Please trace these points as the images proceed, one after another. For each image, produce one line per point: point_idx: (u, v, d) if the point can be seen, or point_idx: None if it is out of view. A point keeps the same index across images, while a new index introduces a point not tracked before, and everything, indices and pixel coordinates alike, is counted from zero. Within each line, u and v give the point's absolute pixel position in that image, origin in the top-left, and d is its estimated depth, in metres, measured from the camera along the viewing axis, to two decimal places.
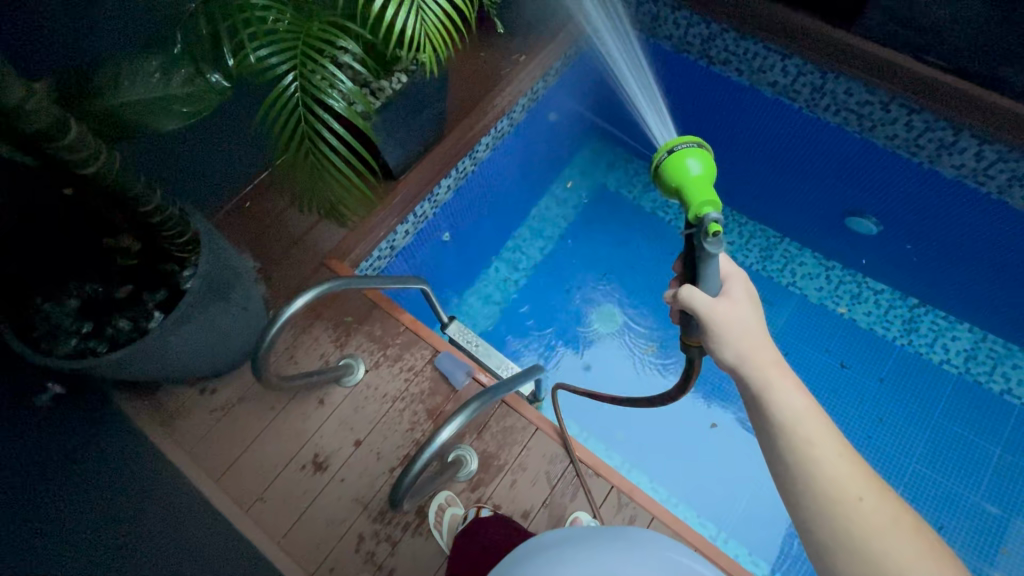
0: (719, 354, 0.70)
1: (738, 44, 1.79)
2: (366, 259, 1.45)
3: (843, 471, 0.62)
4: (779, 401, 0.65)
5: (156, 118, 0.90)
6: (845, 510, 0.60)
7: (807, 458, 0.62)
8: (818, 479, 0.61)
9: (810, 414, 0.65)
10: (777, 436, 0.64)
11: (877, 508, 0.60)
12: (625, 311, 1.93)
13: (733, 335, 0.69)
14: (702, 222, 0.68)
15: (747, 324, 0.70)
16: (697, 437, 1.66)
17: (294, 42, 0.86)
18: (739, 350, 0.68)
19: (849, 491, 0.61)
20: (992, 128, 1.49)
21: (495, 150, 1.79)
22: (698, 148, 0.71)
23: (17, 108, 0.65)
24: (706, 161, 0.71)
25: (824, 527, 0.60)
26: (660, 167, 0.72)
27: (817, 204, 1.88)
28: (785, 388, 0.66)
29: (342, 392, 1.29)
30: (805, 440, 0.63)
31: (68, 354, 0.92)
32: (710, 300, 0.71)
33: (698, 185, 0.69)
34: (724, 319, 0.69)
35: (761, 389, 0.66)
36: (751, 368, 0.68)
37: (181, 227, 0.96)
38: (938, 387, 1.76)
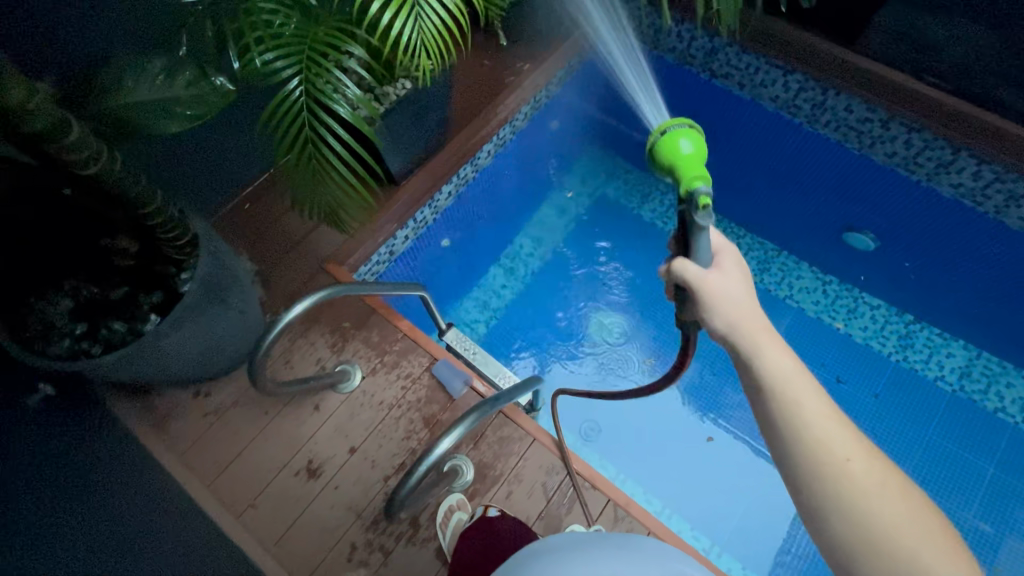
0: (708, 322, 0.66)
1: (740, 58, 1.80)
2: (364, 264, 1.44)
3: (832, 434, 0.60)
4: (769, 367, 0.63)
5: (159, 120, 0.92)
6: (834, 471, 0.58)
7: (797, 423, 0.60)
8: (807, 443, 0.60)
9: (801, 378, 0.63)
10: (769, 401, 0.62)
11: (867, 468, 0.59)
12: (623, 321, 1.93)
13: (723, 306, 0.65)
14: (692, 195, 0.64)
15: (739, 297, 0.66)
16: (693, 449, 1.66)
17: (299, 47, 0.86)
18: (729, 318, 0.65)
19: (836, 452, 0.59)
20: (990, 149, 1.50)
21: (497, 157, 1.79)
22: (690, 128, 0.67)
23: (18, 107, 0.65)
24: (697, 142, 0.67)
25: (813, 490, 0.59)
26: (652, 148, 0.68)
27: (816, 219, 1.89)
28: (776, 352, 0.64)
29: (337, 399, 1.27)
30: (795, 403, 0.61)
31: (61, 355, 0.90)
32: (701, 271, 0.66)
33: (689, 160, 0.65)
34: (715, 289, 0.66)
35: (751, 355, 0.64)
36: (741, 338, 0.65)
37: (180, 229, 0.94)
38: (933, 404, 1.76)
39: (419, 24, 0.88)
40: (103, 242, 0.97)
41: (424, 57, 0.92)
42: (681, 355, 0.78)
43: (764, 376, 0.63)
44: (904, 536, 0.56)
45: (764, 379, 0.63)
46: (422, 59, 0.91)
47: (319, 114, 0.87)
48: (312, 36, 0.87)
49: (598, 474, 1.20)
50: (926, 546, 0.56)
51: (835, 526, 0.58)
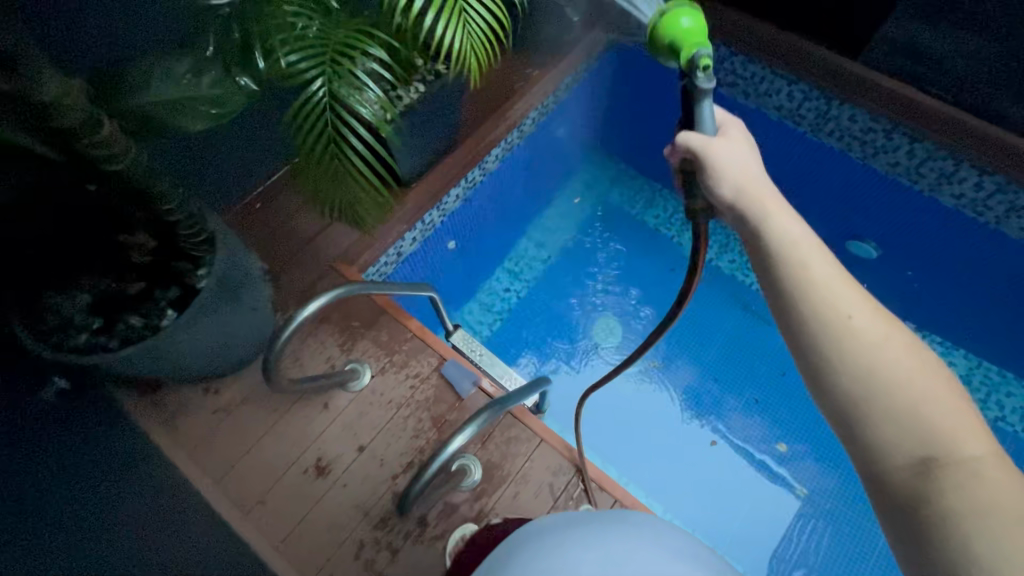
0: (716, 191, 0.65)
1: (746, 68, 1.83)
2: (373, 265, 1.46)
3: (838, 293, 0.60)
4: (778, 235, 0.62)
5: (181, 119, 0.84)
6: (841, 326, 0.58)
7: (805, 284, 0.60)
8: (814, 300, 0.59)
9: (808, 243, 0.63)
10: (778, 267, 0.62)
11: (872, 326, 0.58)
12: (625, 325, 1.94)
13: (731, 173, 0.64)
14: (691, 61, 0.63)
15: (745, 164, 0.65)
16: (696, 453, 1.66)
17: (322, 50, 0.88)
18: (736, 182, 0.64)
19: (841, 309, 0.59)
20: (990, 161, 1.54)
21: (505, 161, 1.81)
22: (689, 6, 0.66)
23: (53, 102, 0.69)
24: (699, 20, 0.67)
25: (820, 343, 0.58)
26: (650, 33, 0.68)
27: (819, 227, 1.90)
28: (783, 219, 0.64)
29: (346, 397, 1.28)
30: (802, 269, 0.61)
31: (78, 349, 0.91)
32: (706, 139, 0.64)
33: (689, 33, 0.65)
34: (721, 154, 0.64)
35: (759, 224, 0.63)
36: (747, 205, 0.64)
37: (197, 224, 0.98)
38: None
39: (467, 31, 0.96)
40: (121, 238, 0.97)
41: (476, 58, 1.00)
42: (687, 277, 0.75)
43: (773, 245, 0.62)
44: (908, 384, 0.55)
45: (774, 248, 0.62)
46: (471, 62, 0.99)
47: (343, 113, 0.89)
48: (335, 39, 0.89)
49: (605, 475, 1.21)
50: (928, 395, 0.55)
51: (843, 382, 0.56)
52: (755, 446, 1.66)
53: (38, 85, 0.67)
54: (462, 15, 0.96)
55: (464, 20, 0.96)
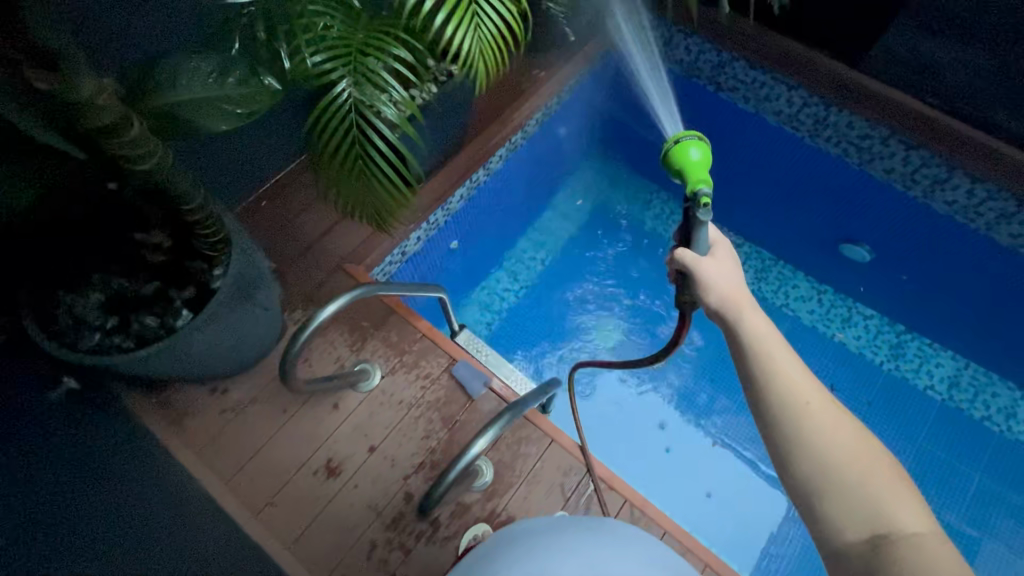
0: (703, 299, 0.71)
1: (747, 73, 1.86)
2: (379, 265, 1.40)
3: (797, 379, 0.63)
4: (748, 328, 0.67)
5: (206, 120, 0.86)
6: (798, 411, 0.61)
7: (766, 368, 0.64)
8: (774, 385, 0.63)
9: (774, 337, 0.67)
10: (742, 355, 0.66)
11: (827, 412, 0.61)
12: (622, 325, 1.96)
13: (717, 285, 0.70)
14: (695, 195, 0.70)
15: (732, 278, 0.71)
16: (694, 455, 1.68)
17: (347, 49, 0.89)
18: (722, 295, 0.69)
19: (799, 395, 0.62)
20: (983, 169, 1.59)
21: (508, 162, 1.81)
22: (699, 139, 0.72)
23: (88, 102, 0.67)
24: (706, 151, 0.72)
25: (779, 425, 0.61)
26: (665, 153, 0.72)
27: (814, 230, 1.94)
28: (753, 317, 0.68)
29: (357, 397, 1.28)
30: (764, 355, 0.65)
31: (92, 350, 0.90)
32: (696, 257, 0.72)
33: (697, 168, 0.70)
34: (709, 272, 0.71)
35: (735, 322, 0.68)
36: (731, 306, 0.69)
37: (216, 226, 0.95)
38: (921, 412, 1.83)
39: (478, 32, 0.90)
40: (135, 236, 0.96)
41: (483, 63, 0.93)
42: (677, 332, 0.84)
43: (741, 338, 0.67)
44: (858, 468, 0.58)
45: (742, 340, 0.67)
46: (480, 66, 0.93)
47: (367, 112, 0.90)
48: (360, 39, 0.90)
49: (615, 475, 1.23)
50: (876, 479, 0.58)
51: (799, 463, 0.60)
52: (749, 446, 1.68)
53: (74, 86, 0.65)
54: (476, 15, 0.90)
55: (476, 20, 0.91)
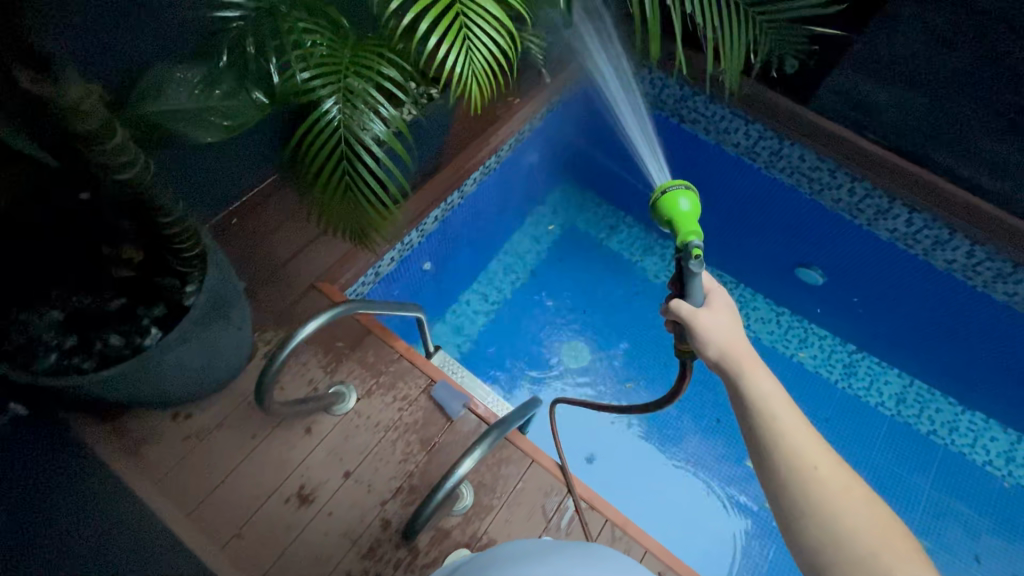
0: (704, 352, 0.76)
1: (708, 106, 1.97)
2: (355, 284, 1.38)
3: (805, 446, 0.67)
4: (751, 387, 0.71)
5: (191, 129, 0.86)
6: (805, 476, 0.65)
7: (773, 432, 0.68)
8: (782, 450, 0.67)
9: (778, 396, 0.71)
10: (750, 413, 0.71)
11: (834, 478, 0.65)
12: (591, 346, 1.99)
13: (715, 339, 0.75)
14: (686, 247, 0.77)
15: (727, 329, 0.76)
16: (667, 472, 1.70)
17: (337, 68, 0.89)
18: (720, 346, 0.75)
19: (808, 461, 0.66)
20: (920, 199, 1.72)
21: (483, 185, 1.82)
22: (687, 190, 0.80)
23: (74, 107, 0.65)
24: (693, 201, 0.81)
25: (788, 489, 0.65)
26: (654, 203, 0.81)
27: (770, 256, 2.06)
28: (758, 375, 0.72)
29: (331, 421, 1.24)
30: (770, 416, 0.69)
31: (50, 371, 0.85)
32: (692, 309, 0.77)
33: (687, 219, 0.78)
34: (705, 326, 0.76)
35: (737, 376, 0.73)
36: (732, 360, 0.74)
37: (194, 240, 0.92)
38: (873, 428, 1.93)
39: (469, 57, 0.90)
40: (104, 250, 0.91)
41: (478, 86, 0.94)
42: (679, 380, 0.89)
43: (746, 396, 0.71)
44: (870, 538, 0.61)
45: (747, 396, 0.71)
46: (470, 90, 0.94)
47: (356, 130, 0.90)
48: (350, 59, 0.91)
49: (596, 496, 1.23)
50: (890, 550, 0.61)
51: (809, 530, 0.64)
52: (720, 464, 1.71)
53: (62, 89, 0.65)
54: (467, 43, 0.90)
55: (468, 47, 0.91)
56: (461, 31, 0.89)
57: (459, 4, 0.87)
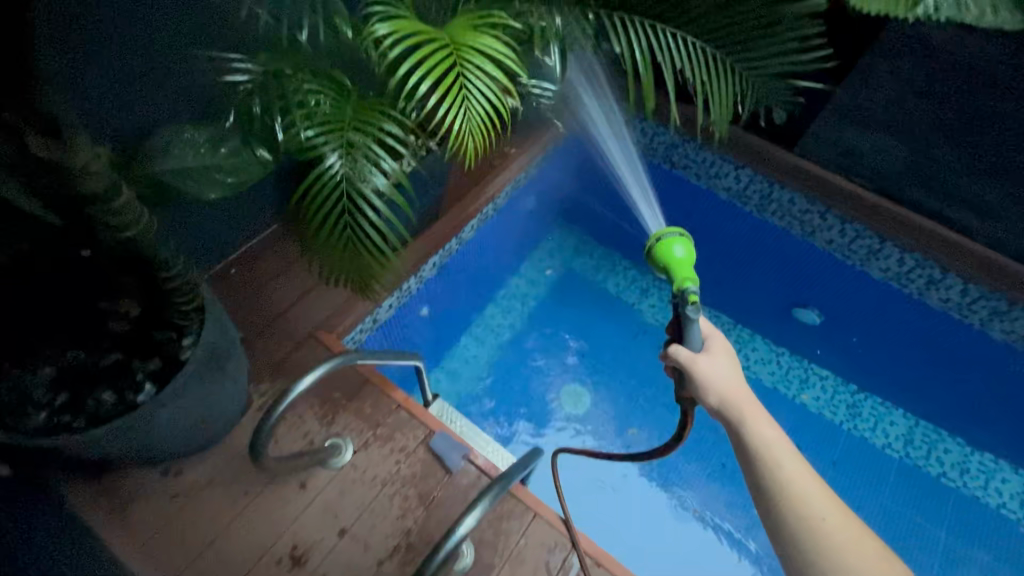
0: (705, 399, 0.82)
1: (698, 153, 2.03)
2: (352, 331, 1.37)
3: (811, 495, 0.73)
4: (755, 435, 0.77)
5: (195, 186, 0.85)
6: (813, 525, 0.71)
7: (780, 482, 0.74)
8: (790, 500, 0.72)
9: (781, 444, 0.77)
10: (756, 461, 0.76)
11: (840, 525, 0.70)
12: (591, 391, 1.97)
13: (714, 385, 0.81)
14: (683, 293, 0.82)
15: (725, 376, 0.82)
16: (675, 523, 1.64)
17: (338, 125, 0.92)
18: (719, 392, 0.81)
19: (814, 511, 0.72)
20: (907, 240, 1.77)
21: (480, 231, 1.84)
22: (681, 237, 0.85)
23: (79, 169, 0.66)
24: (688, 248, 0.85)
25: (797, 537, 0.70)
26: (650, 250, 0.86)
27: (765, 297, 2.06)
28: (759, 423, 0.78)
29: (327, 475, 1.20)
30: (775, 465, 0.75)
31: (39, 429, 0.83)
32: (691, 354, 0.83)
33: (682, 266, 0.83)
34: (704, 370, 0.82)
35: (738, 423, 0.78)
36: (732, 407, 0.80)
37: (192, 292, 0.92)
38: (882, 471, 1.88)
39: (468, 112, 0.90)
40: (102, 304, 0.90)
41: (473, 140, 0.93)
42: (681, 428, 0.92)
43: (750, 444, 0.77)
44: None
45: (751, 444, 0.77)
46: (468, 145, 0.94)
47: (357, 183, 0.92)
48: (351, 116, 0.94)
49: (602, 551, 1.18)
50: None
51: None
52: (728, 513, 1.66)
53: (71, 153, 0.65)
54: (466, 95, 0.90)
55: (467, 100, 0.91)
56: (460, 89, 0.89)
57: (459, 65, 0.89)
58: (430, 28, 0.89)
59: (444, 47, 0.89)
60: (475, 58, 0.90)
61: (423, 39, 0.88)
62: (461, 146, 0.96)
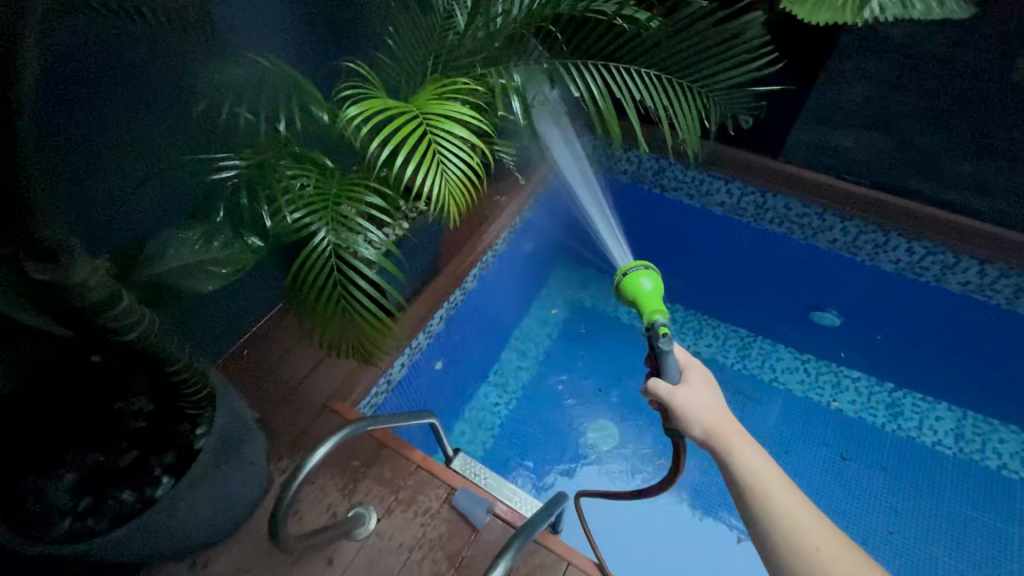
0: (688, 430, 0.82)
1: (686, 175, 2.03)
2: (366, 397, 1.40)
3: (805, 525, 0.72)
4: (739, 464, 0.77)
5: (194, 281, 0.92)
6: (809, 559, 0.69)
7: (770, 513, 0.73)
8: (783, 531, 0.72)
9: (768, 473, 0.77)
10: (746, 491, 0.76)
11: (834, 554, 0.69)
12: (619, 424, 1.93)
13: (697, 417, 0.82)
14: (653, 326, 0.83)
15: (705, 405, 0.83)
16: (724, 557, 1.60)
17: (321, 204, 0.96)
18: (702, 423, 0.81)
19: (808, 543, 0.70)
20: (915, 230, 1.73)
21: (483, 279, 1.86)
22: (645, 270, 0.87)
23: (78, 285, 0.68)
24: (654, 279, 0.87)
25: (792, 569, 0.70)
26: (618, 285, 0.88)
27: (779, 305, 2.04)
28: (745, 452, 0.78)
29: (353, 547, 1.18)
30: (764, 495, 0.74)
31: (63, 537, 0.82)
32: (670, 387, 0.85)
33: (649, 298, 0.84)
34: (683, 403, 0.83)
35: (725, 452, 0.79)
36: (717, 439, 0.80)
37: (200, 382, 0.95)
38: (937, 472, 1.78)
39: (443, 175, 0.94)
40: (116, 405, 0.94)
41: (452, 199, 0.96)
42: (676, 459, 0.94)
43: (738, 473, 0.77)
44: None
45: (738, 474, 0.77)
46: (448, 204, 0.97)
47: (347, 256, 0.95)
48: (333, 195, 0.98)
49: None
50: None
51: None
52: None
53: (68, 271, 0.67)
54: (441, 162, 0.94)
55: (442, 166, 0.94)
56: (434, 155, 0.93)
57: (429, 132, 0.93)
58: (398, 103, 0.94)
59: (414, 118, 0.94)
60: (446, 125, 0.94)
61: (394, 114, 0.92)
62: (442, 208, 0.99)
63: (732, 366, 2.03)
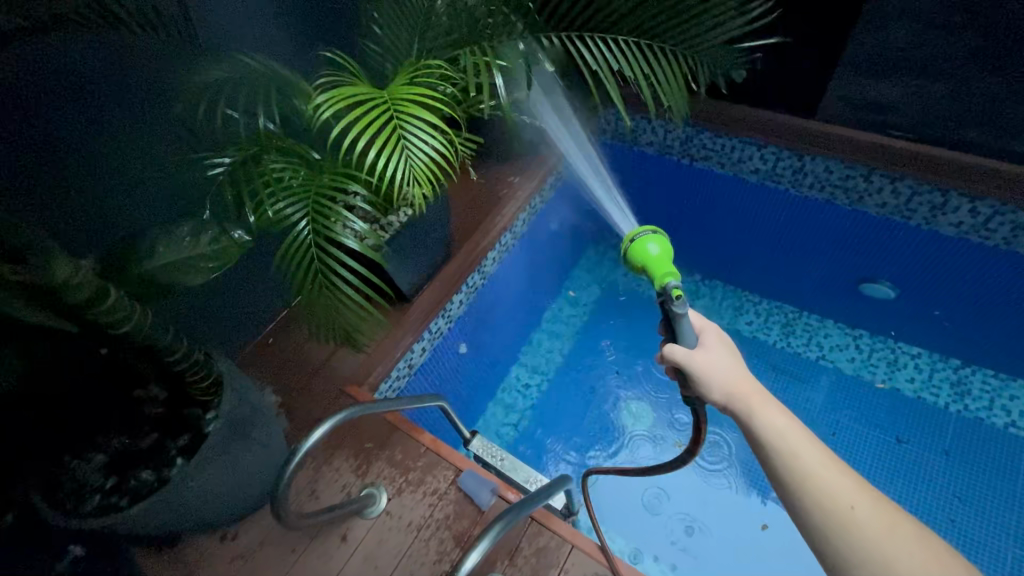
0: (708, 394, 0.79)
1: (715, 141, 1.88)
2: (384, 381, 1.43)
3: (836, 484, 0.68)
4: (764, 423, 0.74)
5: (183, 277, 0.91)
6: (845, 518, 0.66)
7: (798, 474, 0.70)
8: (812, 492, 0.68)
9: (794, 431, 0.73)
10: (772, 454, 0.72)
11: (868, 512, 0.66)
12: (650, 404, 1.89)
13: (715, 381, 0.78)
14: (666, 290, 0.80)
15: (725, 367, 0.79)
16: (746, 540, 1.55)
17: (304, 194, 1.00)
18: (724, 389, 0.77)
19: (841, 502, 0.67)
20: (978, 188, 1.52)
21: (503, 261, 1.82)
22: (655, 234, 0.83)
23: (64, 283, 0.74)
24: (663, 243, 0.83)
25: (824, 532, 0.66)
26: (627, 252, 0.85)
27: (824, 278, 1.89)
28: (768, 412, 0.74)
29: (365, 525, 1.22)
30: (790, 454, 0.71)
31: (92, 510, 0.90)
32: (687, 350, 0.80)
33: (658, 263, 0.81)
34: (702, 367, 0.79)
35: (747, 418, 0.75)
36: (738, 402, 0.76)
37: (204, 371, 1.01)
38: (1011, 456, 1.60)
39: (408, 162, 0.98)
40: (135, 393, 1.04)
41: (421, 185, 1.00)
42: (697, 431, 0.90)
43: (765, 437, 0.73)
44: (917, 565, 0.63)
45: (763, 433, 0.73)
46: (413, 186, 1.00)
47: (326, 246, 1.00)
48: (317, 185, 1.02)
49: None
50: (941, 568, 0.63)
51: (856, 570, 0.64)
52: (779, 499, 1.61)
53: (52, 269, 0.73)
54: (407, 147, 0.98)
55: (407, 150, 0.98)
56: (397, 141, 0.97)
57: (395, 118, 0.97)
58: (370, 94, 0.98)
59: (381, 105, 0.98)
60: (413, 112, 0.98)
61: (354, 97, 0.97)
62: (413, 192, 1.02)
63: (773, 343, 1.93)
